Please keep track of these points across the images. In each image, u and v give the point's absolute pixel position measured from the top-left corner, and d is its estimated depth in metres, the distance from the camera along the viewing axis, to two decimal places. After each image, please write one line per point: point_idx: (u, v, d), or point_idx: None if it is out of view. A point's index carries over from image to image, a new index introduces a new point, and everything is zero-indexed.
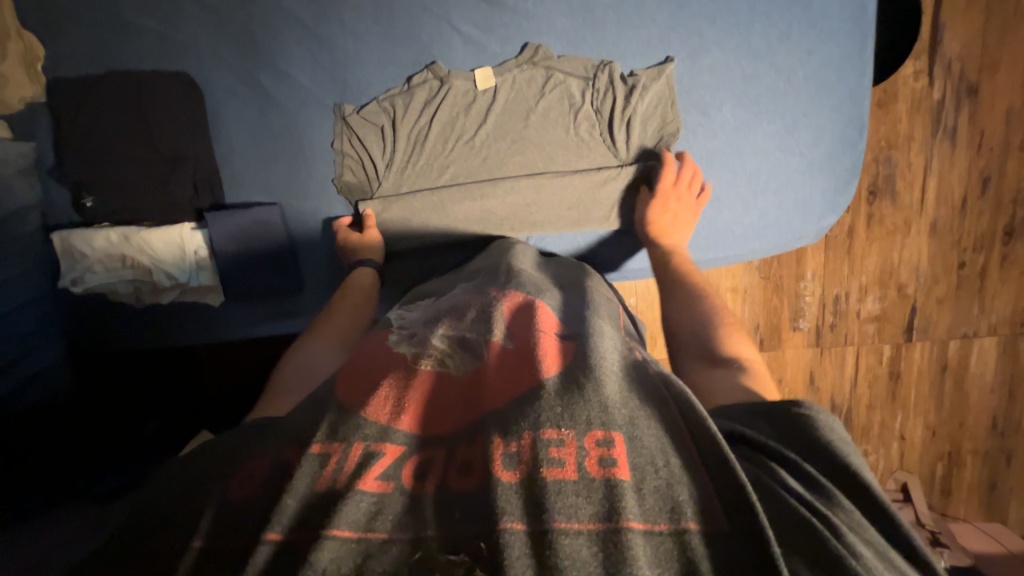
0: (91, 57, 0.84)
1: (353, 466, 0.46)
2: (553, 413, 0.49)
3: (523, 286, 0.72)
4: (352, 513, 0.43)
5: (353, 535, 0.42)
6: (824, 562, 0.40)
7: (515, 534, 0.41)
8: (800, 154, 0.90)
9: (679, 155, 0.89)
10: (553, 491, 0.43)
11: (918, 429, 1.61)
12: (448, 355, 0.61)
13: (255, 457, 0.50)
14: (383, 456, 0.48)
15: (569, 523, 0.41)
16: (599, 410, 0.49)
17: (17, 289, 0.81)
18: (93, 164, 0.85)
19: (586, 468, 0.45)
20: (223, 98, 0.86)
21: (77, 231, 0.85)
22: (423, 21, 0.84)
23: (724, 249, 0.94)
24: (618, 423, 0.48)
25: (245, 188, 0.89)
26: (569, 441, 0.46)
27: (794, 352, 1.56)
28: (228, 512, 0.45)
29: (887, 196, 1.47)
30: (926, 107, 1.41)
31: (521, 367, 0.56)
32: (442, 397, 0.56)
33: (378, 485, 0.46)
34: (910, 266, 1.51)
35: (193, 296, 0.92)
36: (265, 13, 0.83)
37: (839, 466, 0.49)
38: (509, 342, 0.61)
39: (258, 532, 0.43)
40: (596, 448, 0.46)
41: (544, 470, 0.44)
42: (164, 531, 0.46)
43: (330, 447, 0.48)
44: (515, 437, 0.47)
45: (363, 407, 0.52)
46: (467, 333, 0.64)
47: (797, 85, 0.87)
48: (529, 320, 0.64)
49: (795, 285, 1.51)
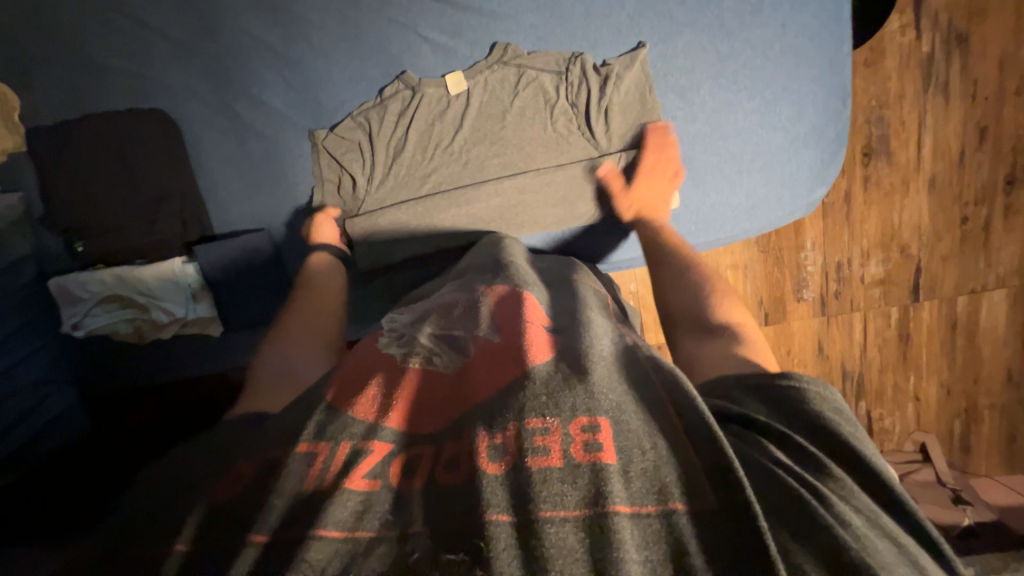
0: (66, 102, 0.84)
1: (341, 463, 0.48)
2: (538, 402, 0.49)
3: (510, 279, 0.71)
4: (339, 513, 0.44)
5: (340, 535, 0.43)
6: (815, 536, 0.41)
7: (500, 525, 0.42)
8: (784, 129, 0.88)
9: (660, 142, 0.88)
10: (538, 480, 0.44)
11: (933, 388, 1.60)
12: (437, 353, 0.61)
13: (241, 458, 0.52)
14: (371, 453, 0.49)
15: (555, 511, 0.42)
16: (585, 397, 0.50)
17: (22, 339, 0.82)
18: (80, 208, 0.85)
19: (571, 455, 0.45)
20: (199, 130, 0.87)
21: (72, 275, 0.86)
22: (390, 33, 0.83)
23: (716, 233, 0.93)
24: (604, 409, 0.49)
25: (232, 216, 0.90)
26: (553, 429, 0.47)
27: (800, 324, 1.55)
28: (218, 511, 0.47)
29: (881, 157, 1.44)
30: (915, 62, 1.38)
31: (507, 359, 0.56)
32: (428, 395, 0.56)
33: (365, 484, 0.47)
34: (911, 226, 1.49)
35: (194, 328, 0.93)
36: (232, 41, 0.83)
37: (835, 439, 0.49)
38: (495, 335, 0.61)
39: (244, 533, 0.44)
40: (580, 434, 0.47)
41: (528, 459, 0.45)
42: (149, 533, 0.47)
43: (317, 446, 0.50)
44: (500, 428, 0.48)
45: (352, 407, 0.54)
46: (455, 331, 0.64)
47: (774, 59, 0.85)
48: (515, 311, 0.64)
49: (795, 256, 1.49)
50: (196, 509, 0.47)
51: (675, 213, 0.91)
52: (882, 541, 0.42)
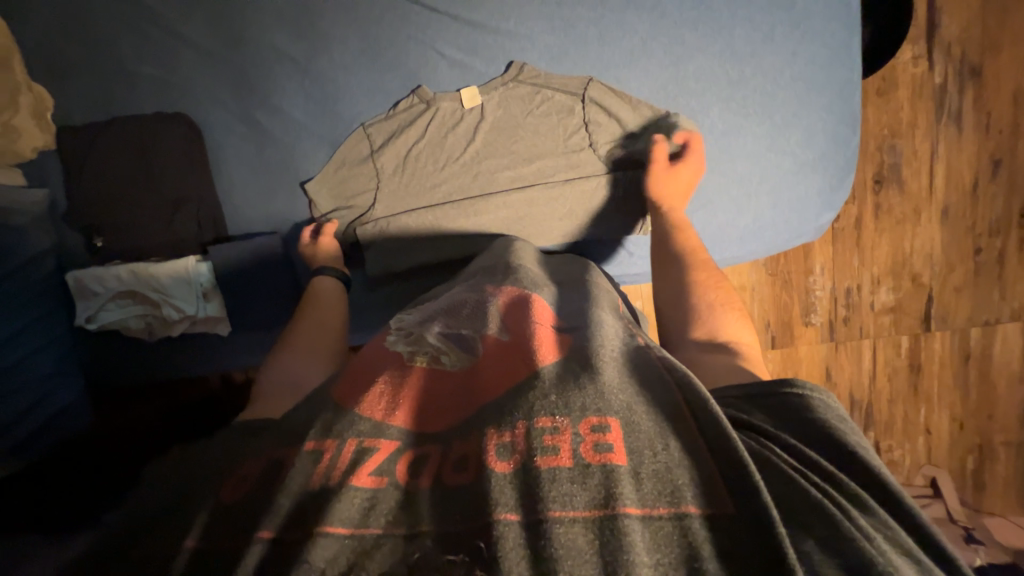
0: (96, 105, 0.87)
1: (347, 462, 0.47)
2: (548, 402, 0.48)
3: (519, 281, 0.72)
4: (344, 511, 0.43)
5: (347, 532, 0.42)
6: (840, 544, 0.39)
7: (509, 525, 0.40)
8: (792, 154, 0.92)
9: None
10: (547, 479, 0.43)
11: (945, 421, 1.56)
12: (444, 352, 0.61)
13: (250, 458, 0.51)
14: (377, 452, 0.48)
15: (564, 511, 0.41)
16: (596, 396, 0.49)
17: (35, 333, 0.83)
18: (106, 208, 0.88)
19: (580, 455, 0.44)
20: (220, 135, 0.90)
21: (91, 270, 0.87)
22: (408, 49, 0.87)
23: (722, 251, 0.95)
24: (615, 409, 0.48)
25: (247, 220, 0.93)
26: (563, 428, 0.46)
27: (808, 349, 1.52)
28: (224, 511, 0.46)
29: (893, 184, 1.43)
30: (929, 92, 1.39)
31: (517, 359, 0.56)
32: (438, 395, 0.56)
33: (372, 482, 0.46)
34: (923, 255, 1.47)
35: (201, 327, 0.94)
36: (258, 52, 0.87)
37: (845, 449, 0.48)
38: (505, 334, 0.62)
39: (251, 532, 0.43)
40: (591, 434, 0.46)
41: (538, 458, 0.44)
42: (164, 531, 0.46)
43: (322, 444, 0.49)
44: (509, 428, 0.47)
45: (358, 405, 0.53)
46: (463, 331, 0.64)
47: (785, 85, 0.89)
48: (525, 313, 0.65)
49: (804, 280, 1.48)
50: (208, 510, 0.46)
51: None
52: (900, 558, 0.40)
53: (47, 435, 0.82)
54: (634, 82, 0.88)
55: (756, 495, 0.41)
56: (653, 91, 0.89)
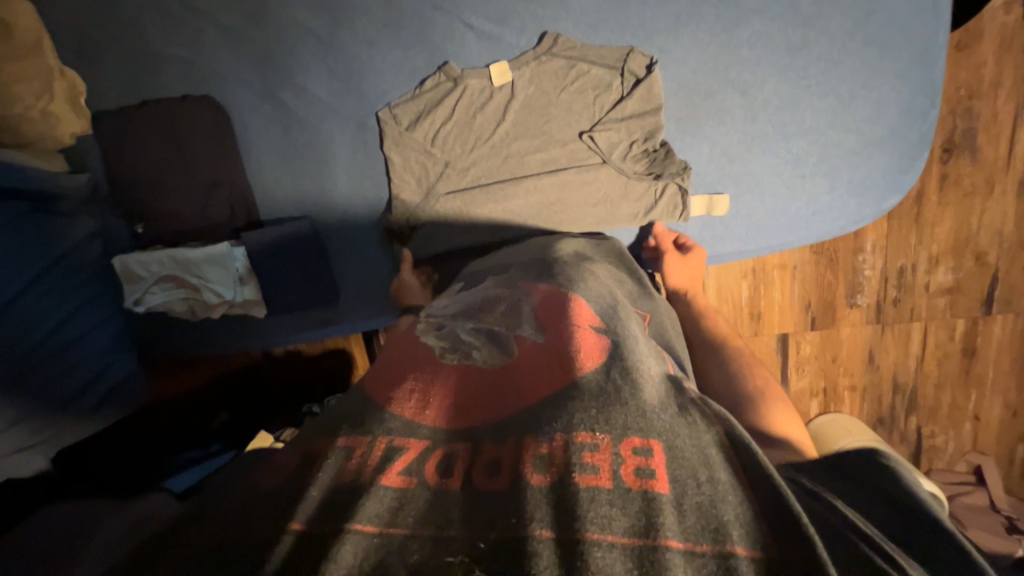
0: (127, 88, 0.87)
1: (377, 459, 0.49)
2: (588, 417, 0.49)
3: (554, 280, 0.72)
4: (374, 508, 0.45)
5: (375, 530, 0.43)
6: None
7: (544, 541, 0.41)
8: (856, 130, 0.84)
9: (704, 172, 0.85)
10: (586, 498, 0.43)
11: (996, 408, 1.47)
12: (474, 347, 0.63)
13: (285, 452, 0.54)
14: (406, 451, 0.50)
15: (603, 534, 0.41)
16: (637, 415, 0.50)
17: (90, 312, 0.86)
18: (142, 193, 0.89)
19: (620, 477, 0.45)
20: (247, 118, 0.88)
21: (135, 255, 0.89)
22: (435, 20, 0.82)
23: (769, 238, 0.89)
24: (656, 432, 0.49)
25: (278, 205, 0.92)
26: (603, 446, 0.47)
27: (850, 331, 1.44)
28: (258, 501, 0.47)
29: (965, 153, 1.29)
30: (1018, 46, 1.22)
31: (554, 364, 0.57)
32: (469, 392, 0.57)
33: (399, 481, 0.48)
34: (992, 232, 1.35)
35: (239, 310, 0.96)
36: (281, 28, 0.84)
37: (921, 519, 0.46)
38: (541, 337, 0.62)
39: (283, 524, 0.43)
40: (632, 457, 0.47)
41: (577, 474, 0.45)
42: (200, 522, 0.48)
43: (354, 441, 0.51)
44: (546, 438, 0.48)
45: (390, 402, 0.55)
46: (495, 327, 0.65)
47: (854, 50, 0.80)
48: (561, 314, 0.64)
49: (852, 259, 1.39)
50: (242, 503, 0.48)
51: (723, 218, 0.88)
52: None
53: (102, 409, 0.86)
54: (679, 49, 0.81)
55: (807, 537, 0.42)
56: (701, 59, 0.81)
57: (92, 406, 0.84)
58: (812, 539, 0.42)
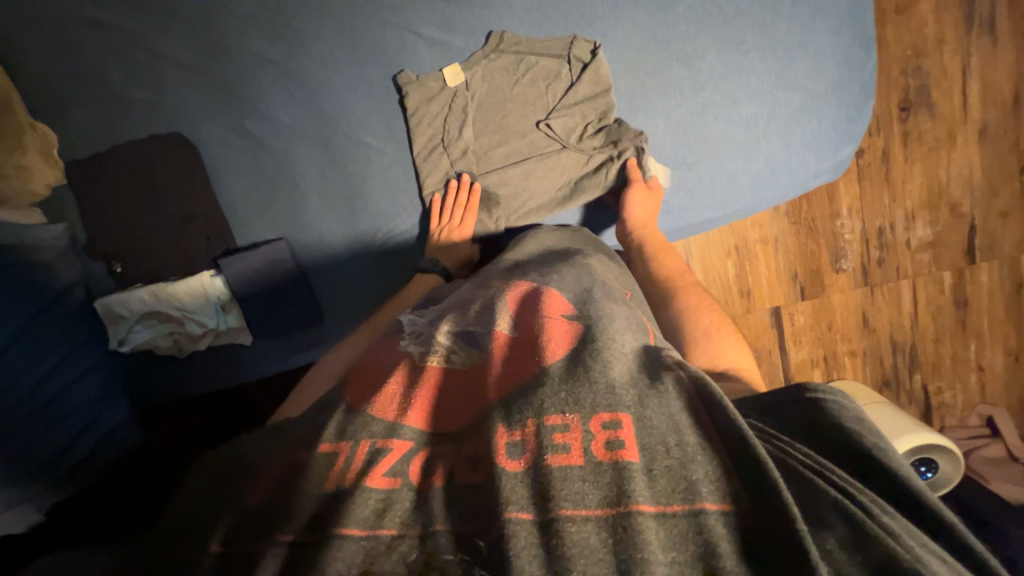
0: (96, 134, 0.89)
1: (362, 463, 0.50)
2: (558, 400, 0.51)
3: (528, 274, 0.73)
4: (361, 511, 0.46)
5: (363, 533, 0.45)
6: (862, 544, 0.39)
7: (521, 523, 0.43)
8: (801, 88, 0.86)
9: (662, 145, 0.87)
10: (558, 477, 0.45)
11: (998, 356, 1.47)
12: (453, 350, 0.62)
13: (263, 467, 0.53)
14: (391, 451, 0.51)
15: (576, 509, 0.43)
16: (606, 393, 0.51)
17: (76, 359, 0.86)
18: (118, 234, 0.90)
19: (591, 452, 0.47)
20: (215, 149, 0.91)
21: (116, 295, 0.90)
22: (385, 34, 0.86)
23: (734, 203, 0.90)
24: (625, 406, 0.50)
25: (250, 229, 0.93)
26: (573, 426, 0.48)
27: (841, 296, 1.45)
28: (248, 514, 0.48)
29: (922, 110, 1.33)
30: (953, 2, 1.27)
31: (527, 356, 0.58)
32: (450, 394, 0.58)
33: (386, 482, 0.48)
34: (962, 182, 1.37)
35: (226, 339, 0.96)
36: (238, 59, 0.87)
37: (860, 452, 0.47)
38: (514, 331, 0.62)
39: (271, 534, 0.46)
40: (602, 432, 0.48)
41: (549, 457, 0.47)
42: (181, 535, 0.48)
43: (338, 446, 0.52)
44: (519, 426, 0.49)
45: (369, 405, 0.55)
46: (472, 328, 0.65)
47: (785, 14, 0.84)
48: (533, 307, 0.65)
49: (831, 225, 1.40)
50: (226, 515, 0.48)
51: (687, 187, 0.89)
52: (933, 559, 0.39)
53: (97, 458, 0.85)
54: (622, 34, 0.84)
55: (771, 484, 0.43)
56: (644, 41, 0.85)
57: (82, 457, 0.83)
58: (778, 486, 0.43)
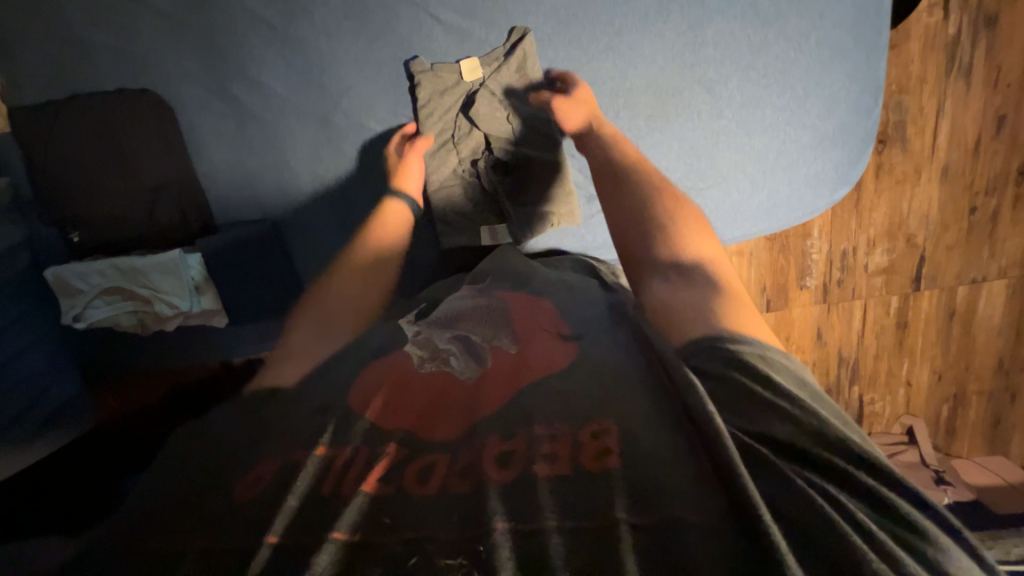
0: (52, 80, 0.79)
1: (358, 468, 0.50)
2: (548, 413, 0.52)
3: (527, 288, 0.75)
4: (351, 516, 0.45)
5: (352, 538, 0.44)
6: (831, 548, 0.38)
7: (503, 532, 0.42)
8: (812, 127, 0.89)
9: (672, 167, 0.89)
10: (545, 488, 0.45)
11: (925, 374, 1.63)
12: (453, 355, 0.63)
13: (256, 465, 0.52)
14: (385, 458, 0.51)
15: (562, 521, 0.43)
16: (594, 408, 0.52)
17: (26, 328, 0.79)
18: (75, 200, 0.81)
19: (577, 465, 0.47)
20: (195, 115, 0.83)
21: (71, 266, 0.81)
22: (399, 13, 0.80)
23: (734, 232, 0.93)
24: (609, 418, 0.51)
25: (234, 206, 0.87)
26: (561, 438, 0.49)
27: (800, 311, 1.55)
28: (236, 513, 0.47)
29: (896, 144, 1.41)
30: (940, 44, 1.34)
31: (522, 368, 0.59)
32: (443, 402, 0.57)
33: (378, 487, 0.48)
34: (920, 215, 1.48)
35: (197, 320, 0.88)
36: (232, 19, 0.79)
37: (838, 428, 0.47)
38: (514, 346, 0.64)
39: (260, 536, 0.45)
40: (589, 446, 0.48)
41: (536, 467, 0.47)
42: (170, 534, 0.47)
43: (334, 451, 0.52)
44: (511, 437, 0.51)
45: (368, 410, 0.57)
46: (471, 336, 0.66)
47: (808, 52, 0.85)
48: (534, 321, 0.67)
49: (801, 244, 1.48)
50: (215, 515, 0.47)
51: None
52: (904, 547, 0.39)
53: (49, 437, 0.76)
54: (647, 48, 0.83)
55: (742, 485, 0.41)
56: (669, 58, 0.84)
57: (32, 435, 0.74)
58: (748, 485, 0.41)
